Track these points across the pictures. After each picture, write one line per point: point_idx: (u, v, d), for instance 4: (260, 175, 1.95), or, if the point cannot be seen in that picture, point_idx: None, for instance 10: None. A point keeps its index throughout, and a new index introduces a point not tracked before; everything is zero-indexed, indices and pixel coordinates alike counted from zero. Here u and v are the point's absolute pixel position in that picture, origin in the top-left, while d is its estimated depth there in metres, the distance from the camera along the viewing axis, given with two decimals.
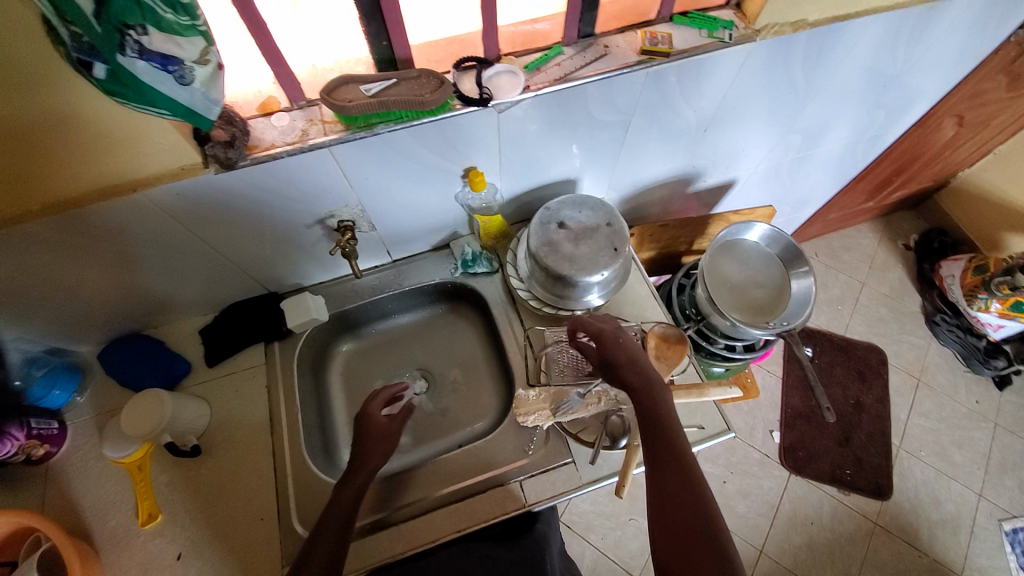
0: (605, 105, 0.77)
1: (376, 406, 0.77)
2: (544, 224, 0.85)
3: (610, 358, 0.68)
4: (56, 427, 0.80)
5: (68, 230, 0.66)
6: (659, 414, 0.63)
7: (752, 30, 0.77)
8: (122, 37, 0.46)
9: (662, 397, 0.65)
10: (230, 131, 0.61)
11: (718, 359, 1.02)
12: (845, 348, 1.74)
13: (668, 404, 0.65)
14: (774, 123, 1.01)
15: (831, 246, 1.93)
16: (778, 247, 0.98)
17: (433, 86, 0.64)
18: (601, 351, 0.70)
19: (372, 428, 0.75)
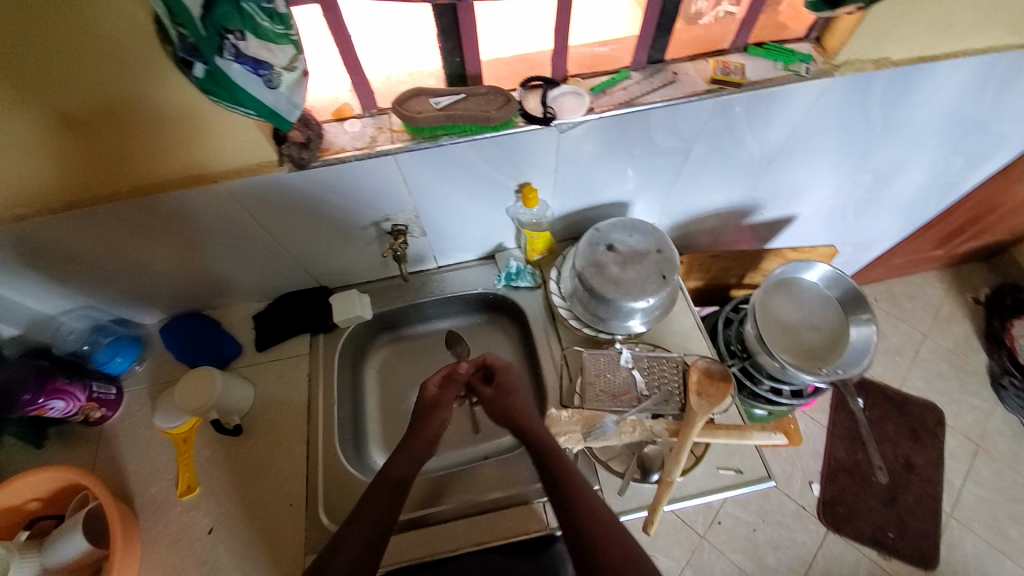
0: (668, 132, 0.76)
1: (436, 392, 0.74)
2: (593, 245, 0.84)
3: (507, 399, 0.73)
4: (113, 392, 0.85)
5: (149, 212, 0.71)
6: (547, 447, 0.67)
7: (831, 65, 0.75)
8: (221, 41, 0.49)
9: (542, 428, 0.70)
10: (306, 134, 0.66)
11: (761, 401, 0.98)
12: (899, 403, 1.62)
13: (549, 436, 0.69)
14: (843, 160, 0.97)
15: (892, 291, 1.81)
16: (838, 291, 0.93)
17: (500, 103, 0.66)
18: (496, 399, 0.73)
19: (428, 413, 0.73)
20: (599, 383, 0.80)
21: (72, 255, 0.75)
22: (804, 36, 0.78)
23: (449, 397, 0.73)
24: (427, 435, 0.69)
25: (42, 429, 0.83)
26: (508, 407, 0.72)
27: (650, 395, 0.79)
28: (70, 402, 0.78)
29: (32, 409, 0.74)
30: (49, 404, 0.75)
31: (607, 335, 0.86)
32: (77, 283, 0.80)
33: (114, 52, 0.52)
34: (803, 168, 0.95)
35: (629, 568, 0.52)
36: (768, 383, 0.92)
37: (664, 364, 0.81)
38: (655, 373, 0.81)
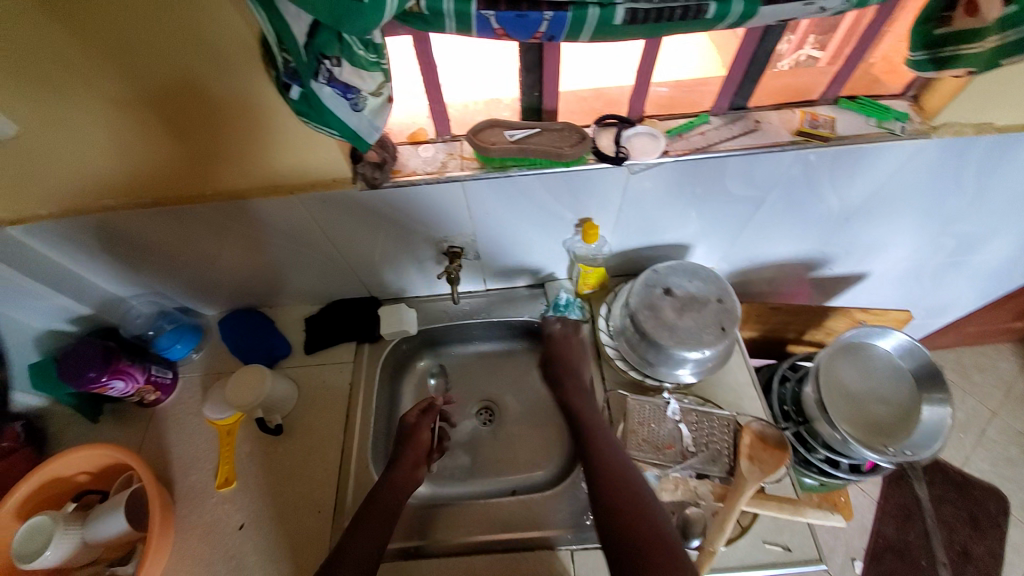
0: (742, 180, 0.74)
1: (419, 421, 0.82)
2: (649, 286, 0.82)
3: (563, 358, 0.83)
4: (169, 377, 0.89)
5: (228, 215, 0.75)
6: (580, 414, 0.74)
7: (929, 125, 0.70)
8: (319, 66, 0.50)
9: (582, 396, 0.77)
10: (381, 155, 0.69)
11: (814, 471, 0.91)
12: (960, 485, 1.48)
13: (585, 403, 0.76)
14: (928, 224, 0.90)
15: (961, 361, 1.67)
16: (913, 363, 0.85)
17: (574, 140, 0.66)
18: (554, 354, 0.84)
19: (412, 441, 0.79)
20: (641, 433, 0.77)
21: (150, 246, 0.80)
22: (901, 93, 0.73)
23: (425, 425, 0.82)
24: (412, 455, 0.77)
25: (100, 404, 0.87)
26: (564, 363, 0.83)
27: (696, 452, 0.74)
28: (128, 383, 0.81)
29: (95, 386, 0.78)
30: (110, 383, 0.79)
31: (654, 380, 0.83)
32: (151, 270, 0.85)
33: (221, 69, 0.56)
34: (881, 227, 0.89)
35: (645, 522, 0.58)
36: (824, 453, 0.86)
37: (713, 422, 0.77)
38: (705, 430, 0.76)
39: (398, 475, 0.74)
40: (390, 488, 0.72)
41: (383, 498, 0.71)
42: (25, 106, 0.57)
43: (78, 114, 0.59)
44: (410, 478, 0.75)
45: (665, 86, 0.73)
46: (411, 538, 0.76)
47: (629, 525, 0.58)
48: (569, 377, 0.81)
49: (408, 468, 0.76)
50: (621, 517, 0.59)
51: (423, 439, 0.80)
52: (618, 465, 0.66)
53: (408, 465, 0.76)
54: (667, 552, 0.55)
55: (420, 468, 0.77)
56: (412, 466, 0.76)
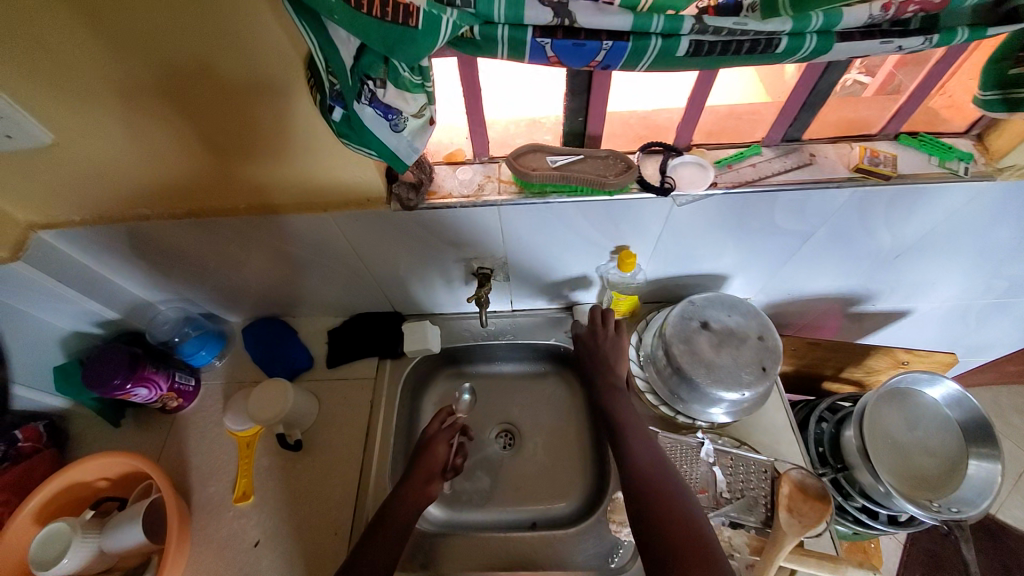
0: (792, 214, 0.70)
1: (440, 435, 0.81)
2: (685, 319, 0.79)
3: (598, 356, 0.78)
4: (192, 384, 0.89)
5: (261, 228, 0.74)
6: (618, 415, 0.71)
7: (993, 167, 0.65)
8: (361, 86, 0.48)
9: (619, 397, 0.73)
10: (417, 176, 0.67)
11: (849, 519, 0.86)
12: (994, 532, 1.41)
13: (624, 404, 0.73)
14: (983, 265, 0.85)
15: (999, 401, 1.59)
16: (962, 413, 0.81)
17: (619, 169, 0.64)
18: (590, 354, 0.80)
19: (430, 453, 0.78)
20: None
21: (180, 255, 0.79)
22: (964, 131, 0.69)
23: (443, 438, 0.80)
24: (427, 468, 0.75)
25: (122, 408, 0.87)
26: (603, 360, 0.78)
27: (731, 499, 0.71)
28: (152, 390, 0.81)
29: (119, 393, 0.78)
30: (134, 389, 0.79)
31: (686, 417, 0.80)
32: (179, 277, 0.85)
33: (262, 86, 0.55)
34: (932, 267, 0.84)
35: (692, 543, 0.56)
36: (861, 501, 0.82)
37: (750, 468, 0.74)
38: (741, 476, 0.73)
39: (409, 491, 0.72)
40: (393, 519, 0.68)
41: (394, 514, 0.69)
42: (66, 116, 0.57)
43: (116, 126, 0.58)
44: (423, 498, 0.72)
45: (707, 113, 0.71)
46: (418, 569, 0.73)
47: (674, 540, 0.56)
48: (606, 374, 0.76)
49: (422, 482, 0.74)
50: (663, 529, 0.57)
51: (440, 451, 0.78)
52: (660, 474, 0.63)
53: (421, 479, 0.74)
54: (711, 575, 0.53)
55: (436, 483, 0.75)
56: (424, 483, 0.73)
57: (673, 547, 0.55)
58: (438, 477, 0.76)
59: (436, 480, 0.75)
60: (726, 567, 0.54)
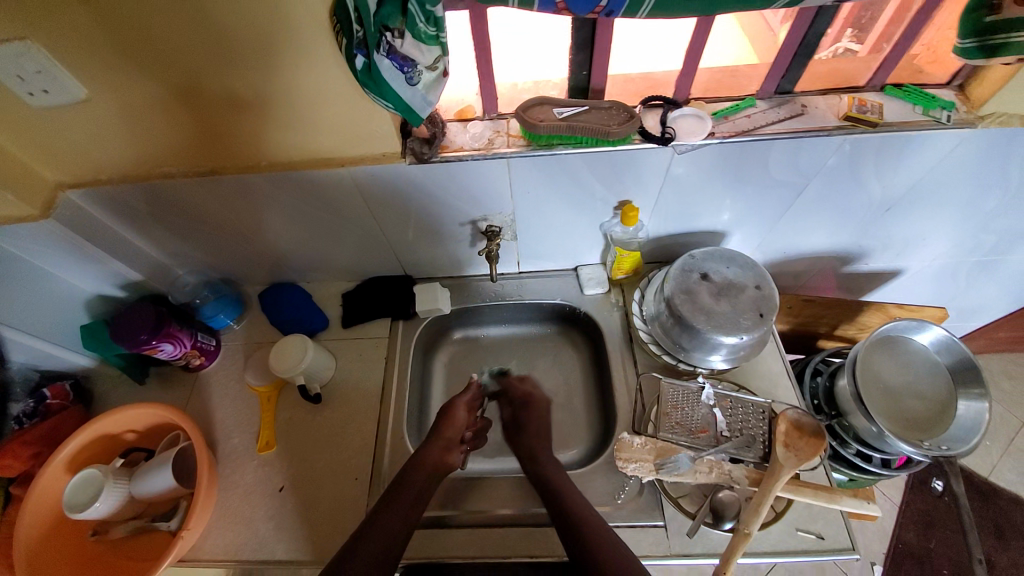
0: (786, 165, 0.74)
1: (460, 402, 0.83)
2: (685, 271, 0.82)
3: (525, 417, 0.82)
4: (213, 343, 0.93)
5: (279, 186, 0.77)
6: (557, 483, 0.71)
7: (974, 115, 0.69)
8: (380, 38, 0.52)
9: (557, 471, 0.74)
10: (431, 130, 0.71)
11: (844, 466, 0.92)
12: (986, 493, 1.45)
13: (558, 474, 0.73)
14: (968, 219, 0.88)
15: (990, 368, 1.62)
16: (950, 358, 0.85)
17: (621, 118, 0.68)
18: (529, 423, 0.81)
19: (451, 419, 0.80)
20: (675, 416, 0.78)
21: (200, 217, 0.83)
22: (946, 82, 0.72)
23: (462, 411, 0.82)
24: (450, 431, 0.78)
25: (145, 367, 0.91)
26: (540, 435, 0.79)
27: (731, 437, 0.75)
28: (177, 347, 0.85)
29: (146, 348, 0.81)
30: (159, 345, 0.82)
31: (687, 365, 0.84)
32: (198, 240, 0.88)
33: (278, 41, 0.58)
34: (919, 221, 0.88)
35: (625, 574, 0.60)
36: (856, 446, 0.86)
37: (748, 408, 0.78)
38: (740, 417, 0.77)
39: (429, 455, 0.75)
40: (421, 466, 0.73)
41: (411, 480, 0.72)
42: (97, 71, 0.60)
43: (144, 81, 0.61)
44: (441, 465, 0.75)
45: (709, 72, 0.75)
46: (439, 508, 0.79)
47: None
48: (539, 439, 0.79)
49: (443, 446, 0.76)
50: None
51: (459, 419, 0.81)
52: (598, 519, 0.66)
53: (444, 442, 0.77)
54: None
55: (453, 453, 0.77)
56: (443, 450, 0.76)
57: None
58: (456, 447, 0.78)
59: (453, 449, 0.77)
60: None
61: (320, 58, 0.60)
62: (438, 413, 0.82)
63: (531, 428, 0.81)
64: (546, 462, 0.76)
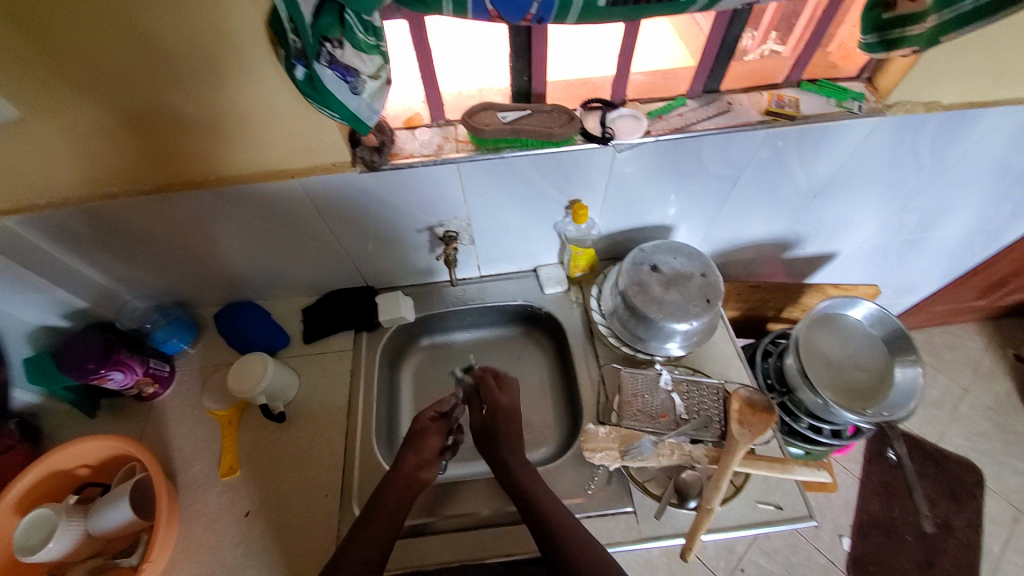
0: (719, 159, 0.79)
1: (434, 427, 0.78)
2: (637, 265, 0.86)
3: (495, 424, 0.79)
4: (167, 370, 0.90)
5: (229, 200, 0.76)
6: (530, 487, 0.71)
7: (883, 104, 0.76)
8: (319, 48, 0.54)
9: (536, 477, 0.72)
10: (379, 138, 0.72)
11: (800, 440, 0.96)
12: (938, 460, 1.53)
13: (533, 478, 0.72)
14: (890, 200, 0.95)
15: (932, 341, 1.73)
16: (884, 330, 0.91)
17: (563, 120, 0.72)
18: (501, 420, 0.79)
19: (421, 441, 0.76)
20: (636, 404, 0.81)
21: (146, 238, 0.81)
22: (857, 75, 0.79)
23: (434, 431, 0.77)
24: (413, 457, 0.74)
25: (96, 399, 0.87)
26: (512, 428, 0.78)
27: (689, 419, 0.78)
28: (128, 375, 0.82)
29: (94, 378, 0.78)
30: (110, 374, 0.79)
31: (645, 354, 0.87)
32: (147, 263, 0.86)
33: (222, 56, 0.58)
34: (846, 206, 0.95)
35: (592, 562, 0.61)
36: (808, 420, 0.91)
37: (703, 390, 0.82)
38: (696, 399, 0.81)
39: (398, 476, 0.72)
40: (393, 482, 0.71)
41: (385, 499, 0.69)
42: (30, 91, 0.59)
43: (80, 99, 0.61)
44: (414, 482, 0.72)
45: (643, 73, 0.79)
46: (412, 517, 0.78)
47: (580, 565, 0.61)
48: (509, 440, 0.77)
49: (410, 471, 0.72)
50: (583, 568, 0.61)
51: (429, 443, 0.76)
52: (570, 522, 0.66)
53: (410, 466, 0.73)
54: None
55: (429, 470, 0.74)
56: (414, 469, 0.73)
57: None
58: (431, 464, 0.75)
59: (428, 466, 0.74)
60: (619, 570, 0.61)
61: (265, 68, 0.61)
62: (406, 435, 0.77)
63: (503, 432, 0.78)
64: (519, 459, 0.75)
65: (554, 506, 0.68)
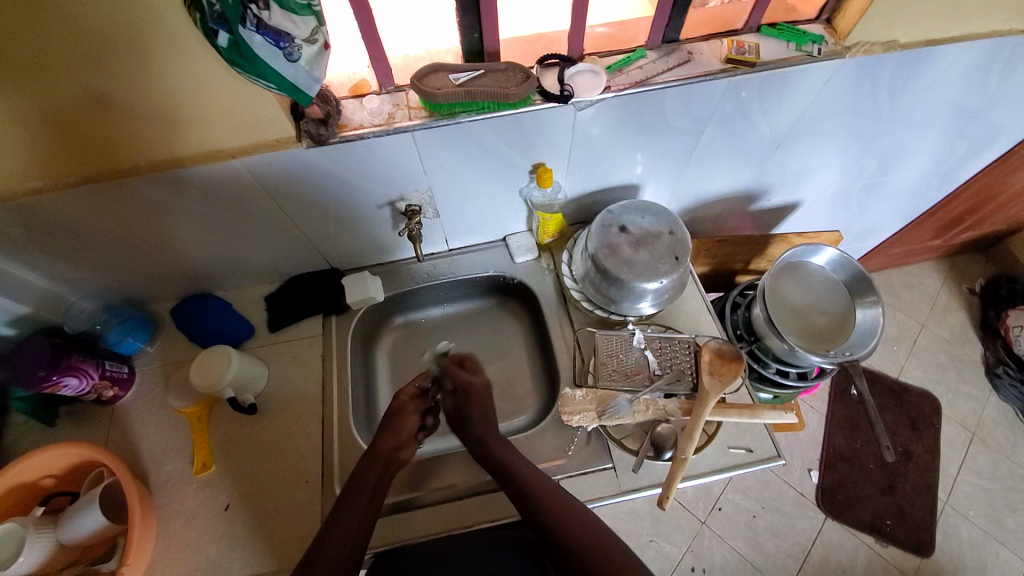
0: (682, 112, 0.77)
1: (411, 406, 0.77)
2: (605, 227, 0.85)
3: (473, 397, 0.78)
4: (125, 371, 0.85)
5: (167, 187, 0.71)
6: (511, 460, 0.71)
7: (842, 46, 0.75)
8: (244, 11, 0.49)
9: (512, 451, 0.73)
10: (324, 109, 0.67)
11: (767, 385, 1.01)
12: (898, 393, 1.63)
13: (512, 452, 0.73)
14: (850, 146, 0.96)
15: (891, 282, 1.80)
16: (845, 274, 0.94)
17: (519, 79, 0.68)
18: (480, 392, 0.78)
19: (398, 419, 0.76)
20: (611, 364, 0.82)
21: (81, 234, 0.74)
22: (816, 17, 0.77)
23: (412, 409, 0.76)
24: (389, 440, 0.73)
25: (53, 408, 0.83)
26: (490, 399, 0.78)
27: (662, 374, 0.80)
28: (83, 380, 0.78)
29: (47, 386, 0.74)
30: (63, 381, 0.75)
31: (618, 315, 0.88)
32: (88, 262, 0.80)
33: (132, 25, 0.52)
34: (808, 154, 0.96)
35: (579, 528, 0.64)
36: (775, 365, 0.94)
37: (675, 345, 0.83)
38: (669, 355, 0.82)
39: (373, 458, 0.71)
40: (373, 464, 0.71)
41: (363, 481, 0.69)
42: None
43: None
44: (394, 462, 0.71)
45: (602, 25, 0.75)
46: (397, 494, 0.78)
47: (567, 534, 0.63)
48: (488, 411, 0.77)
49: (387, 452, 0.72)
50: (573, 537, 0.63)
51: (407, 422, 0.75)
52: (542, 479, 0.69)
53: (386, 448, 0.72)
54: (612, 554, 0.62)
55: (408, 449, 0.74)
56: (392, 451, 0.72)
57: (580, 550, 0.62)
58: (409, 443, 0.74)
59: (406, 445, 0.74)
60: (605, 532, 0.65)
61: (183, 37, 0.54)
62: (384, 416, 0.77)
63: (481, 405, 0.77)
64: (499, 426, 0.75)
65: (536, 476, 0.69)
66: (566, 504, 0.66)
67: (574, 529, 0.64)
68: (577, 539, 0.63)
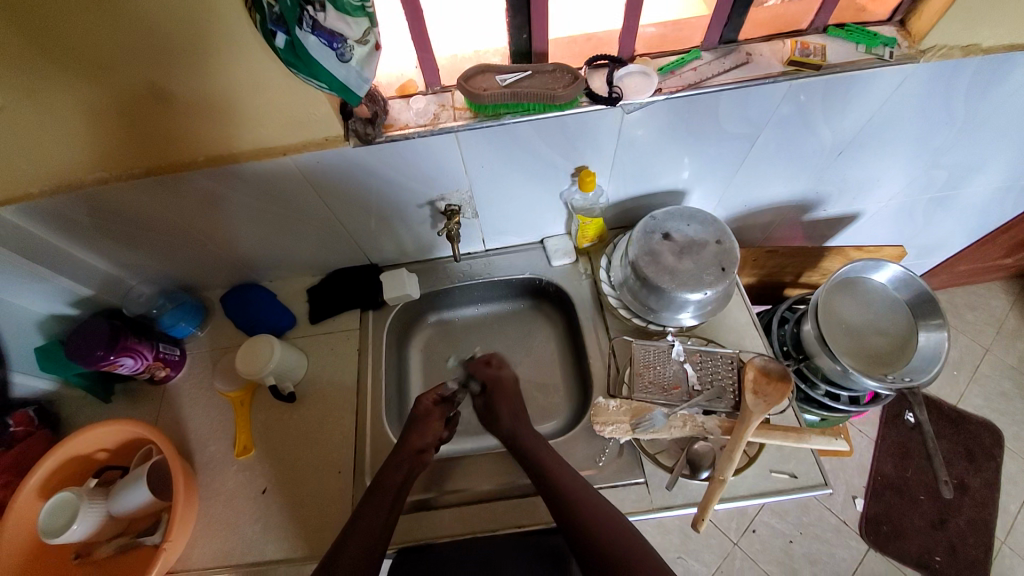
0: (735, 117, 0.74)
1: (432, 406, 0.78)
2: (648, 233, 0.82)
3: (501, 400, 0.78)
4: (177, 354, 0.90)
5: (223, 182, 0.74)
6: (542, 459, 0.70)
7: (916, 50, 0.69)
8: (301, 12, 0.50)
9: (543, 445, 0.72)
10: (372, 109, 0.68)
11: (815, 406, 0.95)
12: (955, 420, 1.51)
13: (541, 447, 0.72)
14: (917, 156, 0.89)
15: (954, 301, 1.67)
16: (909, 293, 0.87)
17: (566, 81, 0.66)
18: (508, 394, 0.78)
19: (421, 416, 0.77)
20: (647, 375, 0.79)
21: (143, 223, 0.79)
22: (887, 18, 0.72)
23: (438, 415, 0.77)
24: (416, 441, 0.74)
25: (111, 384, 0.88)
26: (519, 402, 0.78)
27: (702, 390, 0.77)
28: (138, 360, 0.83)
29: (105, 365, 0.79)
30: (119, 360, 0.80)
31: (657, 325, 0.85)
32: (149, 248, 0.85)
33: (200, 24, 0.54)
34: (871, 163, 0.89)
35: (608, 527, 0.63)
36: (825, 386, 0.89)
37: (716, 360, 0.80)
38: (709, 369, 0.79)
39: (402, 458, 0.72)
40: (399, 463, 0.71)
41: (387, 480, 0.69)
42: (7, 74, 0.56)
43: (59, 76, 0.57)
44: (420, 462, 0.73)
45: (652, 26, 0.73)
46: (423, 491, 0.79)
47: (584, 532, 0.62)
48: (514, 415, 0.76)
49: (413, 454, 0.73)
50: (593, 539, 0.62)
51: (434, 424, 0.76)
52: (581, 481, 0.68)
53: (414, 449, 0.73)
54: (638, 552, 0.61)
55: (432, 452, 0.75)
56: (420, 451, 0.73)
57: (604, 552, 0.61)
58: (433, 442, 0.75)
59: (433, 442, 0.75)
60: (628, 526, 0.64)
61: (245, 40, 0.57)
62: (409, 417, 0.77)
63: (508, 407, 0.77)
64: (526, 432, 0.75)
65: (561, 473, 0.68)
66: (592, 502, 0.65)
67: (600, 529, 0.62)
68: (596, 534, 0.62)
